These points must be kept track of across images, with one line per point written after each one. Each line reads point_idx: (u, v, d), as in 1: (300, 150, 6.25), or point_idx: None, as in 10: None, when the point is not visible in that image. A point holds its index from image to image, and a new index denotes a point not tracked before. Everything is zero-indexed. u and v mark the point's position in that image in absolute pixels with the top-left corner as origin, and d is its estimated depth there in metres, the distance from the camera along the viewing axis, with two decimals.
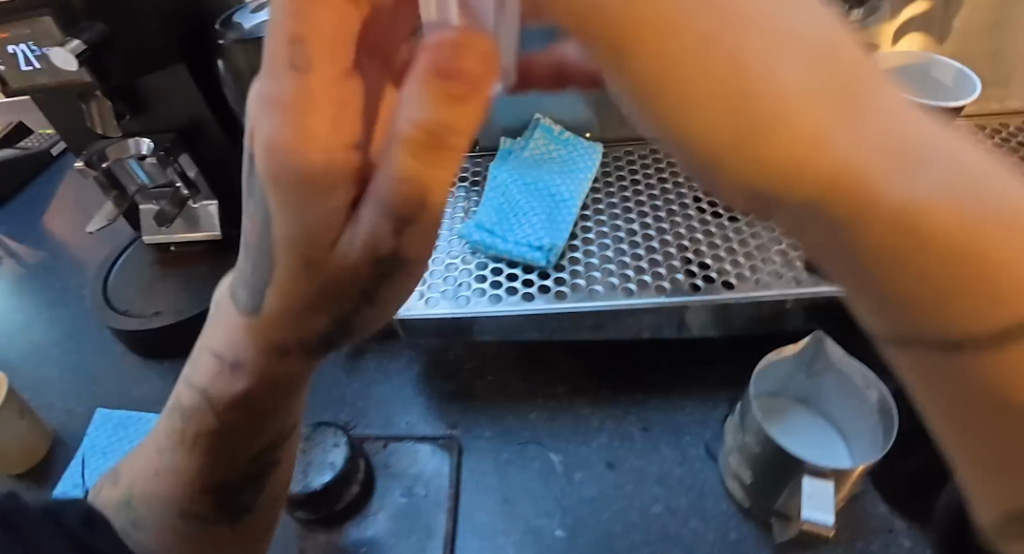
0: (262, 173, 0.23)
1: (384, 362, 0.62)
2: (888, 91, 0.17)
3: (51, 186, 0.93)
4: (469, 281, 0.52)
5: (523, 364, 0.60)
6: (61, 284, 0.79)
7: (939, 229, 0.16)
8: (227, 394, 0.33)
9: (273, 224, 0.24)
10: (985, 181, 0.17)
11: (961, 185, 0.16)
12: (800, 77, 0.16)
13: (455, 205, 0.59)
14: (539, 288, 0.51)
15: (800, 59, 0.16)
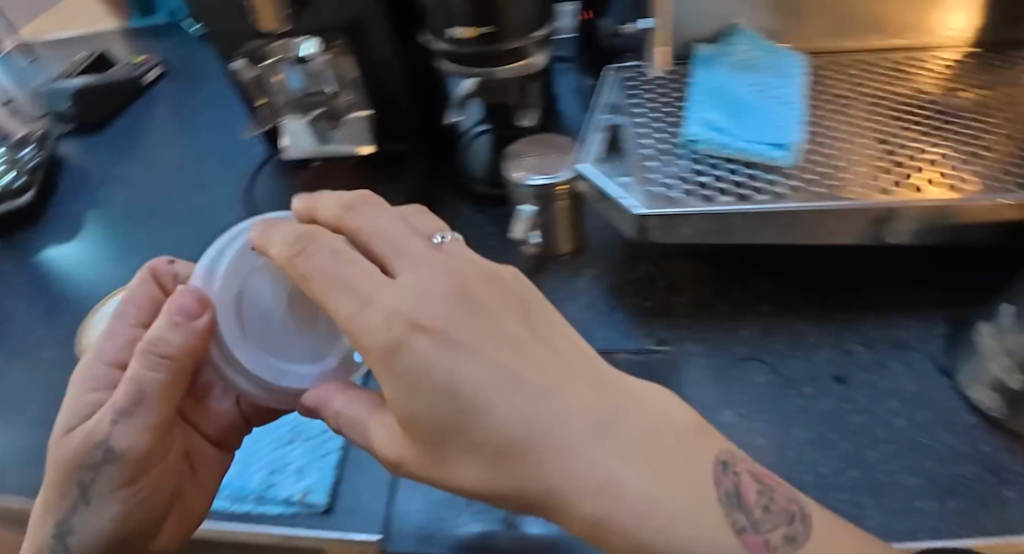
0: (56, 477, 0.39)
1: (568, 279, 0.58)
2: (555, 408, 0.29)
3: (151, 115, 0.88)
4: (695, 180, 0.47)
5: (721, 281, 0.56)
6: (180, 206, 0.75)
7: (621, 525, 0.27)
8: None
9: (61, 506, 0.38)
10: (535, 467, 0.28)
11: (650, 466, 0.28)
12: (481, 475, 0.29)
13: (658, 108, 0.53)
14: (773, 187, 0.46)
15: (503, 398, 0.28)
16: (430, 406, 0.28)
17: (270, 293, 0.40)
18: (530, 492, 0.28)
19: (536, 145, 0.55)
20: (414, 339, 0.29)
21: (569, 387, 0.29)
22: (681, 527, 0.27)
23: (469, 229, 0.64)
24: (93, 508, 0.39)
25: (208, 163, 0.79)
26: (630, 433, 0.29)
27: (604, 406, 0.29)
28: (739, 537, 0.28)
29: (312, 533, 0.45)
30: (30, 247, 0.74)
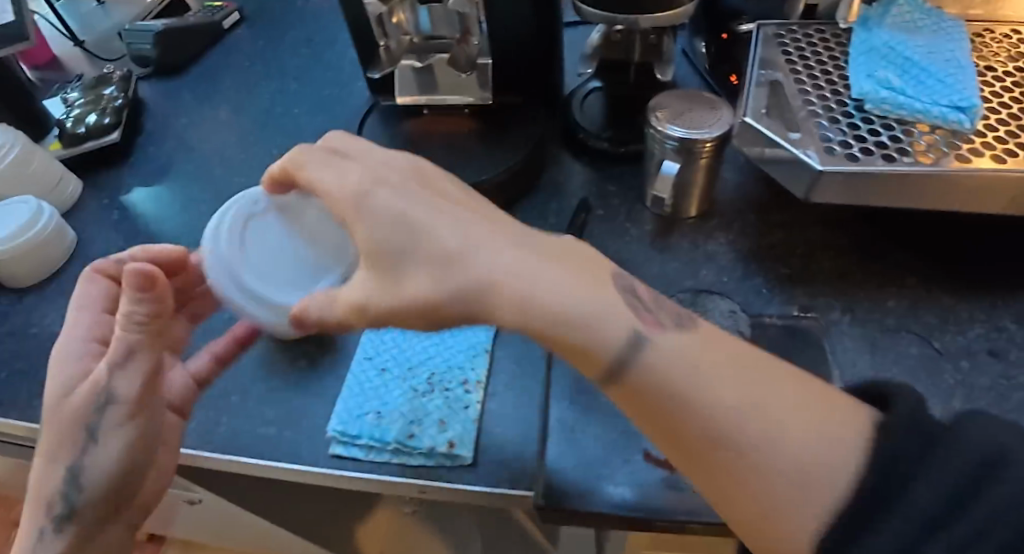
0: (55, 419, 0.42)
1: (699, 241, 0.56)
2: (393, 209, 0.34)
3: (232, 60, 0.85)
4: (871, 140, 0.45)
5: (861, 251, 0.54)
6: (272, 150, 0.72)
7: (454, 304, 0.33)
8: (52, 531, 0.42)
9: (65, 437, 0.42)
10: (427, 259, 0.33)
11: (580, 277, 0.33)
12: (434, 285, 0.33)
13: (815, 68, 0.51)
14: (954, 151, 0.44)
15: (397, 207, 0.34)
16: (393, 235, 0.33)
17: (278, 237, 0.48)
18: (404, 290, 0.34)
19: (683, 99, 0.53)
20: (377, 190, 0.35)
21: (445, 213, 0.34)
22: (550, 299, 0.32)
23: (587, 186, 0.61)
24: (98, 452, 0.42)
25: (296, 110, 0.76)
26: (494, 234, 0.34)
27: (478, 217, 0.35)
28: (632, 313, 0.33)
29: (459, 487, 0.43)
30: (116, 187, 0.72)
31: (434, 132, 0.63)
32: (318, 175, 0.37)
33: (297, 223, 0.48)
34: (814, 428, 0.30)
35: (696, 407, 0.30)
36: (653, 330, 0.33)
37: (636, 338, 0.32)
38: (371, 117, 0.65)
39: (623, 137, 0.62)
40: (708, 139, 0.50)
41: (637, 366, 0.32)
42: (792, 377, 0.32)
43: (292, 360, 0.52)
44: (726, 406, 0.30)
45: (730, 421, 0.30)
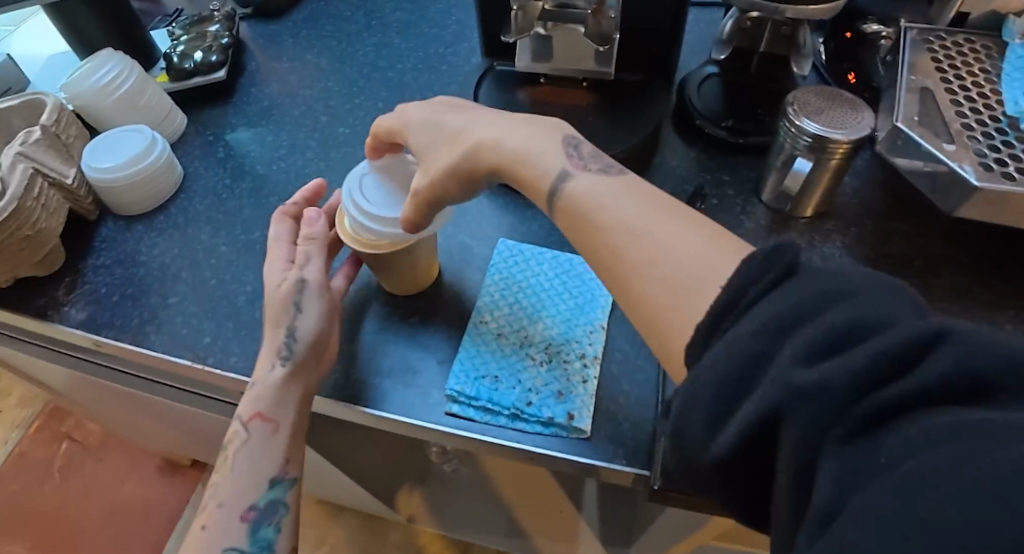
0: (270, 300, 0.48)
1: (815, 242, 0.55)
2: (412, 118, 0.47)
3: (333, 8, 0.83)
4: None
5: (983, 270, 0.53)
6: (374, 102, 0.71)
7: (449, 168, 0.43)
8: (267, 397, 0.46)
9: (279, 312, 0.47)
10: (444, 142, 0.45)
11: (534, 140, 0.43)
12: (434, 159, 0.45)
13: (967, 79, 0.50)
14: None
15: (427, 115, 0.47)
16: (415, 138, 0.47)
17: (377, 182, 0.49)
18: (435, 160, 0.45)
19: (823, 97, 0.52)
20: (405, 114, 0.49)
21: (463, 111, 0.46)
22: (520, 148, 0.42)
23: (701, 174, 0.61)
24: (304, 312, 0.47)
25: (400, 65, 0.75)
26: (487, 119, 0.44)
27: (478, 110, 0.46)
28: (564, 159, 0.41)
29: (574, 458, 0.44)
30: (219, 125, 0.72)
31: (550, 103, 0.62)
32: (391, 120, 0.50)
33: (391, 172, 0.50)
34: (704, 247, 0.35)
35: (607, 233, 0.38)
36: (577, 169, 0.41)
37: (563, 174, 0.41)
38: (485, 82, 0.65)
39: (743, 126, 0.61)
40: (844, 139, 0.49)
41: (562, 194, 0.40)
42: (686, 214, 0.37)
43: (405, 315, 0.52)
44: (625, 225, 0.37)
45: (620, 244, 0.37)
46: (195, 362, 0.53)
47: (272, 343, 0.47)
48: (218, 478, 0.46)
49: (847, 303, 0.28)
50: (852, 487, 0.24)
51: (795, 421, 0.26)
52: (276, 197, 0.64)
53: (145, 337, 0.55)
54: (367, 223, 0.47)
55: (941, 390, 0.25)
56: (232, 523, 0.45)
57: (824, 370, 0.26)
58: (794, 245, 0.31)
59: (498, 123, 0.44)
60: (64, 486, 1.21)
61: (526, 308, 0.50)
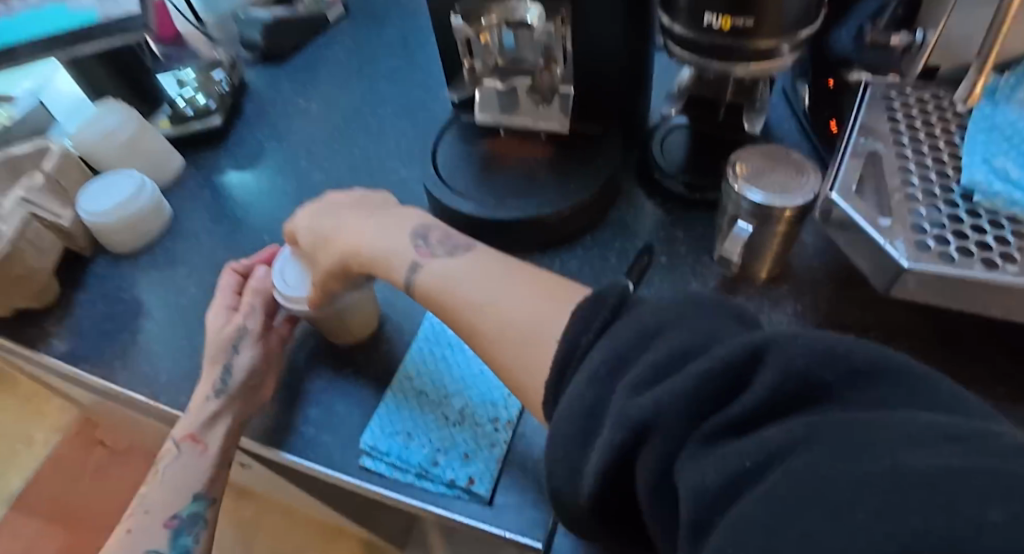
0: (213, 340, 0.51)
1: (764, 307, 0.53)
2: (298, 221, 0.50)
3: (331, 54, 0.87)
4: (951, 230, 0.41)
5: (941, 346, 0.50)
6: (354, 148, 0.74)
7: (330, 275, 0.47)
8: (198, 418, 0.48)
9: (220, 349, 0.51)
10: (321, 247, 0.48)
11: (392, 235, 0.45)
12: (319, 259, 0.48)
13: (925, 141, 0.46)
14: None
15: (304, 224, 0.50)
16: (307, 236, 0.49)
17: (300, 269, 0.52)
18: (320, 261, 0.48)
19: (766, 157, 0.50)
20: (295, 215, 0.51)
21: (328, 214, 0.49)
22: (378, 245, 0.45)
23: (655, 230, 0.59)
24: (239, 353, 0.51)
25: (381, 110, 0.78)
26: (346, 226, 0.47)
27: (338, 211, 0.49)
28: (412, 250, 0.44)
29: (472, 522, 0.44)
30: (211, 167, 0.77)
31: (504, 154, 0.62)
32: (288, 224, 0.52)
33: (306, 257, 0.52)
34: (541, 308, 0.37)
35: (463, 318, 0.39)
36: (425, 259, 0.43)
37: (414, 265, 0.43)
38: (449, 126, 0.65)
39: (700, 182, 0.59)
40: (789, 206, 0.47)
41: (417, 285, 0.42)
42: (534, 279, 0.39)
43: (339, 365, 0.53)
44: (480, 303, 0.39)
45: (476, 323, 0.39)
46: (150, 399, 0.57)
47: (211, 374, 0.50)
48: (147, 488, 0.48)
49: (670, 336, 0.29)
50: (702, 495, 0.24)
51: (651, 453, 0.26)
52: (248, 241, 0.68)
53: (112, 372, 0.59)
54: (287, 296, 0.50)
55: (775, 397, 0.25)
56: (155, 528, 0.46)
57: (655, 394, 0.27)
58: (617, 288, 0.34)
59: (356, 226, 0.46)
60: (94, 490, 1.29)
61: (450, 365, 0.51)
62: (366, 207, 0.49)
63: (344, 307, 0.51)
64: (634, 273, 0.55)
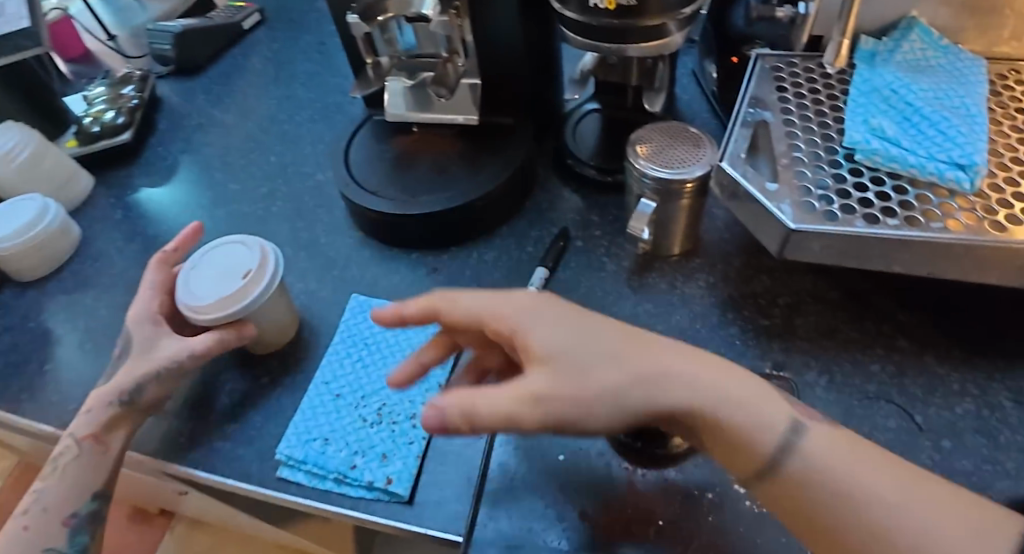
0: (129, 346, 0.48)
1: (678, 282, 0.53)
2: (518, 308, 0.36)
3: (247, 63, 0.85)
4: (835, 191, 0.42)
5: (847, 309, 0.52)
6: (271, 156, 0.72)
7: (574, 385, 0.33)
8: (101, 423, 0.46)
9: (134, 355, 0.48)
10: (548, 348, 0.34)
11: (712, 376, 0.34)
12: (548, 381, 0.33)
13: (811, 107, 0.48)
14: (925, 214, 0.41)
15: (479, 309, 0.38)
16: (553, 336, 0.35)
17: (206, 278, 0.49)
18: (585, 392, 0.33)
19: (666, 134, 0.51)
20: (473, 300, 0.38)
21: (536, 304, 0.36)
22: (712, 397, 0.34)
23: (574, 215, 0.60)
24: (151, 358, 0.47)
25: (299, 117, 0.76)
26: (619, 335, 0.35)
27: (558, 310, 0.36)
28: (785, 409, 0.35)
29: (390, 526, 0.43)
30: (124, 186, 0.74)
31: (418, 151, 0.61)
32: (458, 312, 0.38)
33: (213, 265, 0.50)
34: (958, 529, 0.30)
35: (852, 509, 0.31)
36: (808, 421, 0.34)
37: (798, 435, 0.34)
38: (363, 126, 0.65)
39: (611, 165, 0.60)
40: (688, 179, 0.48)
41: (795, 465, 0.33)
42: (934, 487, 0.32)
43: (255, 375, 0.52)
44: (878, 498, 0.31)
45: (886, 529, 0.30)
46: (59, 430, 0.54)
47: (126, 377, 0.47)
48: (41, 483, 0.46)
49: None
50: None
51: None
52: None
53: (18, 405, 0.57)
54: (186, 305, 0.48)
55: None
56: (52, 526, 0.44)
57: None
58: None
59: (613, 341, 0.35)
60: None
61: (367, 365, 0.50)
62: (608, 327, 0.36)
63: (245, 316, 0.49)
64: (549, 258, 0.55)
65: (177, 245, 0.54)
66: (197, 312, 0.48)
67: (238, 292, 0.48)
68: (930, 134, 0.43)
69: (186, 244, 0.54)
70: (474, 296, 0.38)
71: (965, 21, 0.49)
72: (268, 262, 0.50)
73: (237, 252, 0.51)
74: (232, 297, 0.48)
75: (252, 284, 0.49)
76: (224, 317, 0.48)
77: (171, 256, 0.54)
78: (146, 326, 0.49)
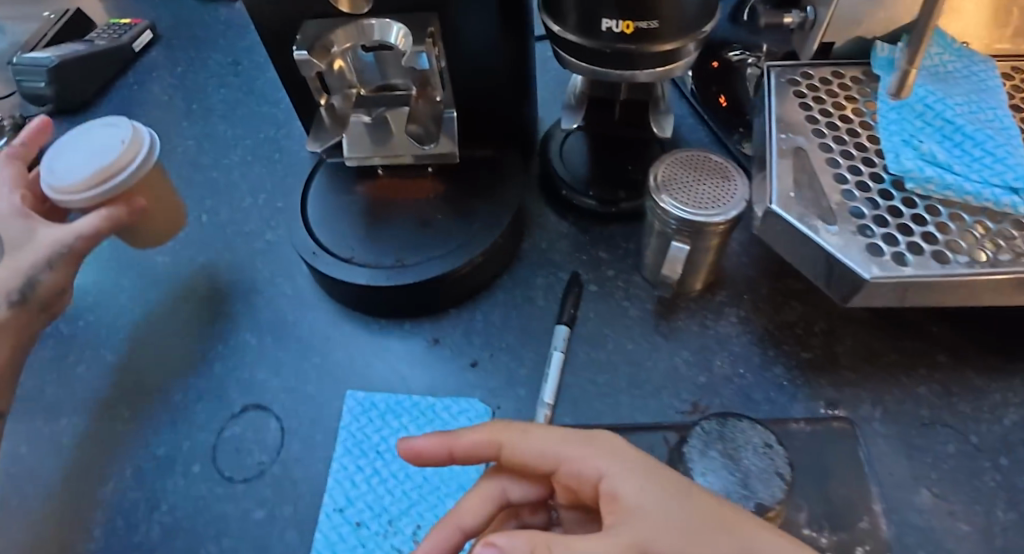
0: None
1: (709, 321, 0.49)
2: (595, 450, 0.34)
3: (146, 93, 0.68)
4: (895, 228, 0.39)
5: (884, 328, 0.49)
6: (199, 211, 0.59)
7: (669, 541, 0.30)
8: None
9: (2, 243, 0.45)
10: (634, 500, 0.31)
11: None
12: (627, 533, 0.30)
13: (841, 128, 0.44)
14: (992, 244, 0.38)
15: (556, 448, 0.35)
16: (633, 482, 0.32)
17: (75, 152, 0.46)
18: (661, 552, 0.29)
19: (687, 167, 0.45)
20: (544, 439, 0.36)
21: (620, 448, 0.34)
22: None
23: (578, 253, 0.53)
24: (30, 250, 0.45)
25: (228, 159, 0.63)
26: (710, 502, 0.31)
27: (643, 462, 0.33)
28: None
29: None
30: None
31: (391, 201, 0.53)
32: (523, 447, 0.35)
33: (82, 140, 0.46)
34: None
35: None
36: None
37: None
38: (316, 173, 0.55)
39: (609, 194, 0.54)
40: (722, 221, 0.43)
41: None
42: None
43: (247, 512, 0.43)
44: None
45: None
46: None
47: (9, 273, 0.44)
48: None
49: None
50: None
51: None
52: (83, 366, 0.51)
53: None
54: (50, 186, 0.44)
55: None
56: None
57: None
58: None
59: (697, 507, 0.31)
60: None
61: (386, 479, 0.43)
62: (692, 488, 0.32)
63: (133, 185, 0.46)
64: (566, 314, 0.49)
65: (24, 139, 0.52)
66: (75, 193, 0.44)
67: (118, 158, 0.45)
68: (975, 153, 0.40)
69: (34, 138, 0.52)
70: (543, 433, 0.36)
71: (985, 19, 0.45)
72: (144, 136, 0.47)
73: (102, 132, 0.47)
74: (113, 168, 0.45)
75: (132, 150, 0.46)
76: (104, 186, 0.45)
77: (22, 151, 0.51)
78: (15, 220, 0.46)
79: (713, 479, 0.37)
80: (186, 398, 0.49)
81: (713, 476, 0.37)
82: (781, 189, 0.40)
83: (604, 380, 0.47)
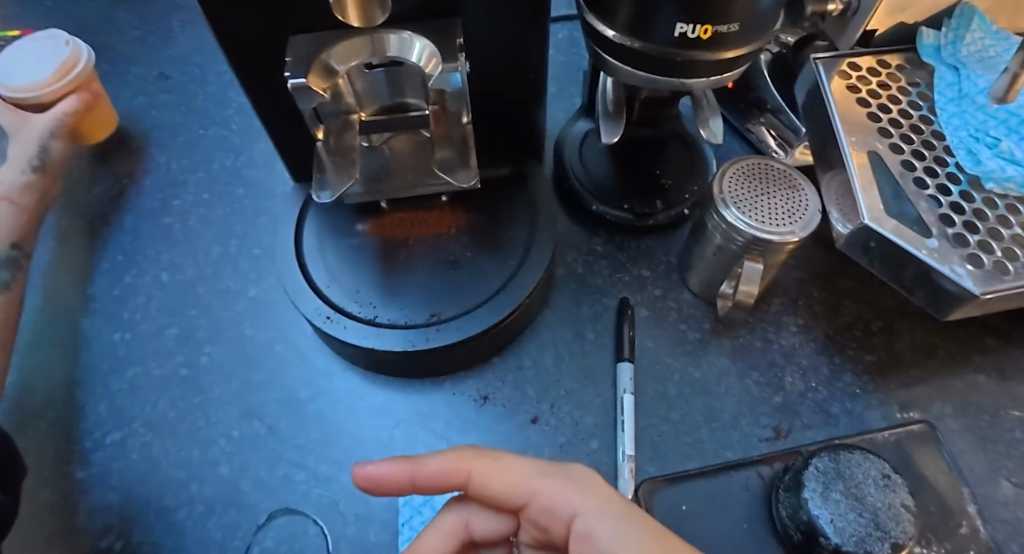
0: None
1: (772, 335, 0.46)
2: (574, 485, 0.33)
3: None
4: (988, 234, 0.37)
5: (935, 318, 0.48)
6: (158, 270, 0.49)
7: None
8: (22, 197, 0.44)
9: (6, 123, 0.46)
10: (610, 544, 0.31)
11: None
12: None
13: (905, 125, 0.41)
14: None
15: (533, 481, 0.34)
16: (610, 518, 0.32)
17: (22, 63, 0.49)
18: None
19: (746, 180, 0.42)
20: (523, 470, 0.34)
21: (598, 487, 0.33)
22: None
23: (620, 274, 0.49)
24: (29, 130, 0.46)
25: (180, 199, 0.52)
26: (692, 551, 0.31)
27: (624, 505, 0.32)
28: None
29: None
30: None
31: (406, 241, 0.45)
32: (497, 478, 0.34)
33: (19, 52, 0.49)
34: None
35: None
36: None
37: None
38: (309, 215, 0.46)
39: (645, 205, 0.49)
40: (803, 237, 0.39)
41: None
42: None
43: None
44: None
45: None
46: None
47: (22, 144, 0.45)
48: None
49: None
50: None
51: None
52: (47, 491, 0.41)
53: None
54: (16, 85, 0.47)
55: None
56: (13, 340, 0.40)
57: None
58: None
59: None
60: None
61: None
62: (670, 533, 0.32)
63: (89, 78, 0.51)
64: (627, 348, 0.44)
65: None
66: (43, 87, 0.48)
67: (71, 55, 0.49)
68: None
69: None
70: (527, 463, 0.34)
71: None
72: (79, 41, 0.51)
73: (36, 43, 0.50)
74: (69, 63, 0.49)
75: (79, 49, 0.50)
76: (69, 78, 0.49)
77: None
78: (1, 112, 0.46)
79: (845, 524, 0.34)
80: (193, 513, 0.40)
81: (844, 520, 0.35)
82: (868, 203, 0.38)
83: (679, 416, 0.43)
